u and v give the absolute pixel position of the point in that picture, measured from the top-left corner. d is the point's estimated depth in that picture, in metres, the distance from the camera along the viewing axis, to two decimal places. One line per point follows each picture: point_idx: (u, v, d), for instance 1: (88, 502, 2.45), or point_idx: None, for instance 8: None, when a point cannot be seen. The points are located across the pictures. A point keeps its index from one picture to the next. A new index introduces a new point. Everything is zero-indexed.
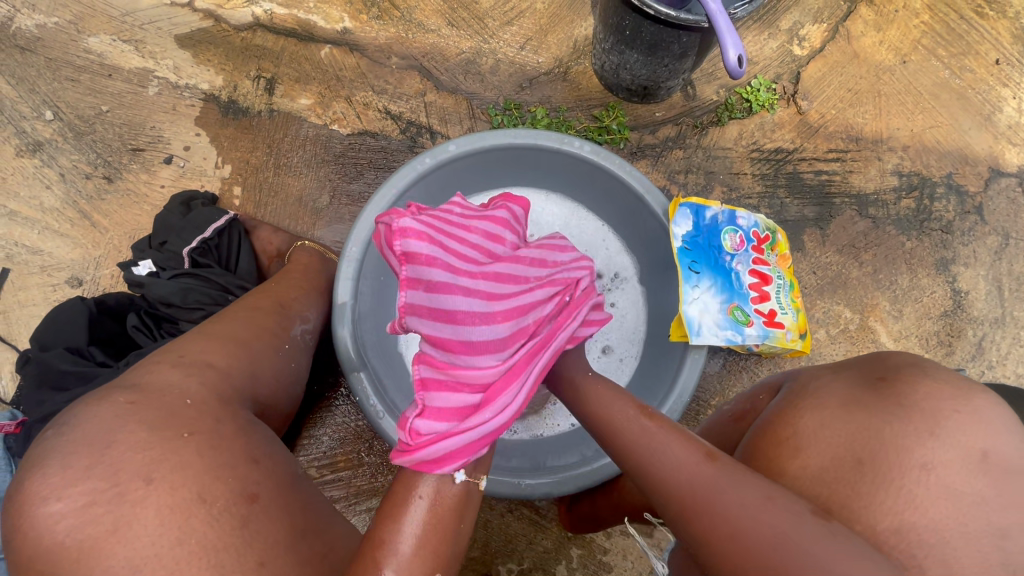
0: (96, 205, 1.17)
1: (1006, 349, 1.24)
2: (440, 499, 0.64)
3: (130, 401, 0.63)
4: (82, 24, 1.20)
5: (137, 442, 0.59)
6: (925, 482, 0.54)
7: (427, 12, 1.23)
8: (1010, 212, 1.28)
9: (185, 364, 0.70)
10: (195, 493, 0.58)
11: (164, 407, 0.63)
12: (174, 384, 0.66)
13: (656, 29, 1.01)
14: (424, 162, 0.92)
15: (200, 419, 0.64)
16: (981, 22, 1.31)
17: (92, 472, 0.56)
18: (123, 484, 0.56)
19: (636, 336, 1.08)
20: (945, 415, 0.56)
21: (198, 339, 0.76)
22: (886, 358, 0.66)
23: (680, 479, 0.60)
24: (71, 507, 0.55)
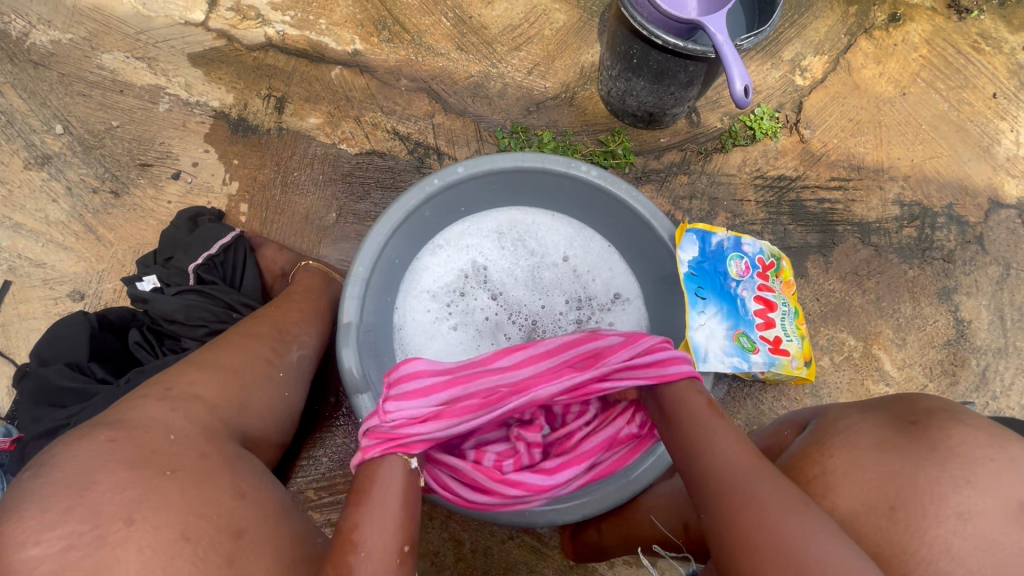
0: (102, 219, 1.17)
1: (1009, 379, 1.23)
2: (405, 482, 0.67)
3: (111, 438, 0.61)
4: (96, 40, 1.22)
5: (118, 482, 0.57)
6: (961, 532, 0.54)
7: (437, 36, 1.25)
8: (1011, 242, 1.29)
9: (171, 398, 0.69)
10: (178, 532, 0.56)
11: (147, 444, 0.62)
12: (159, 419, 0.65)
13: (662, 58, 1.03)
14: (432, 184, 0.93)
15: (183, 455, 0.63)
16: (979, 57, 1.34)
17: (70, 515, 0.54)
18: (103, 526, 0.54)
19: None
20: (980, 463, 0.56)
21: (189, 368, 0.75)
22: (916, 401, 0.66)
23: (717, 458, 0.62)
24: (49, 551, 0.52)
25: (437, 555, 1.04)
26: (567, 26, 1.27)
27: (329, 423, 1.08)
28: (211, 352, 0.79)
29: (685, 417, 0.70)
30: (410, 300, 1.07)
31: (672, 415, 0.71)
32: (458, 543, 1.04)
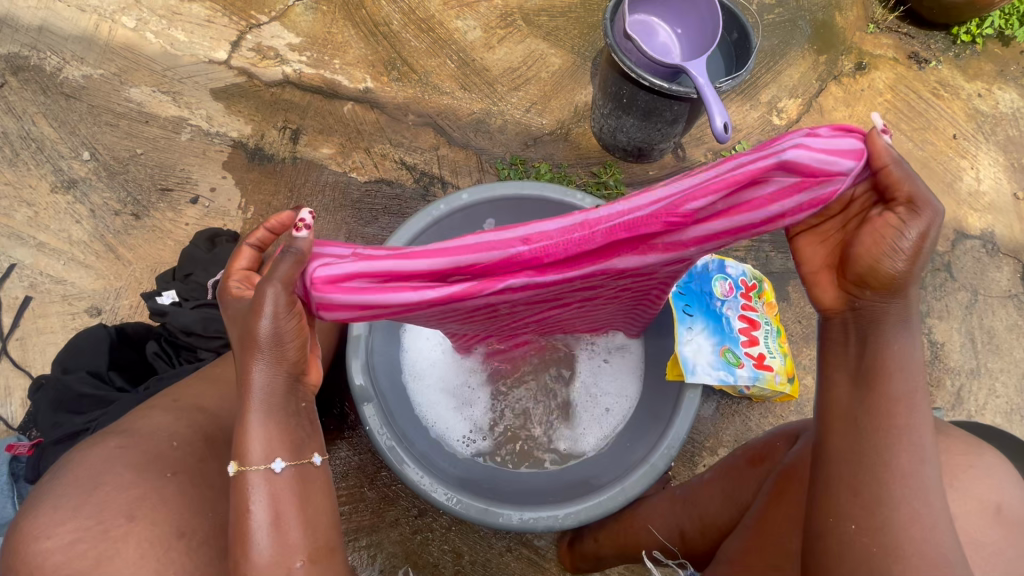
0: (122, 239, 1.23)
1: (982, 399, 1.30)
2: (278, 487, 0.59)
3: (120, 445, 0.69)
4: (125, 75, 1.31)
5: (123, 484, 0.66)
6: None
7: (442, 76, 1.36)
8: (977, 270, 1.38)
9: (178, 409, 0.77)
10: (175, 527, 0.66)
11: (152, 450, 0.70)
12: (163, 427, 0.73)
13: (650, 98, 1.13)
14: (438, 210, 1.01)
15: (183, 459, 0.72)
16: (938, 102, 1.47)
17: (80, 512, 0.63)
18: (106, 522, 0.63)
19: (627, 393, 1.04)
20: (963, 469, 0.60)
21: (198, 382, 0.81)
22: None
23: (896, 473, 0.56)
24: (60, 544, 0.61)
25: (437, 567, 1.06)
26: (561, 70, 1.39)
27: (335, 435, 1.11)
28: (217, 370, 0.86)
29: (895, 423, 0.57)
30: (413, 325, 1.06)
31: (880, 410, 0.58)
32: (456, 556, 1.07)
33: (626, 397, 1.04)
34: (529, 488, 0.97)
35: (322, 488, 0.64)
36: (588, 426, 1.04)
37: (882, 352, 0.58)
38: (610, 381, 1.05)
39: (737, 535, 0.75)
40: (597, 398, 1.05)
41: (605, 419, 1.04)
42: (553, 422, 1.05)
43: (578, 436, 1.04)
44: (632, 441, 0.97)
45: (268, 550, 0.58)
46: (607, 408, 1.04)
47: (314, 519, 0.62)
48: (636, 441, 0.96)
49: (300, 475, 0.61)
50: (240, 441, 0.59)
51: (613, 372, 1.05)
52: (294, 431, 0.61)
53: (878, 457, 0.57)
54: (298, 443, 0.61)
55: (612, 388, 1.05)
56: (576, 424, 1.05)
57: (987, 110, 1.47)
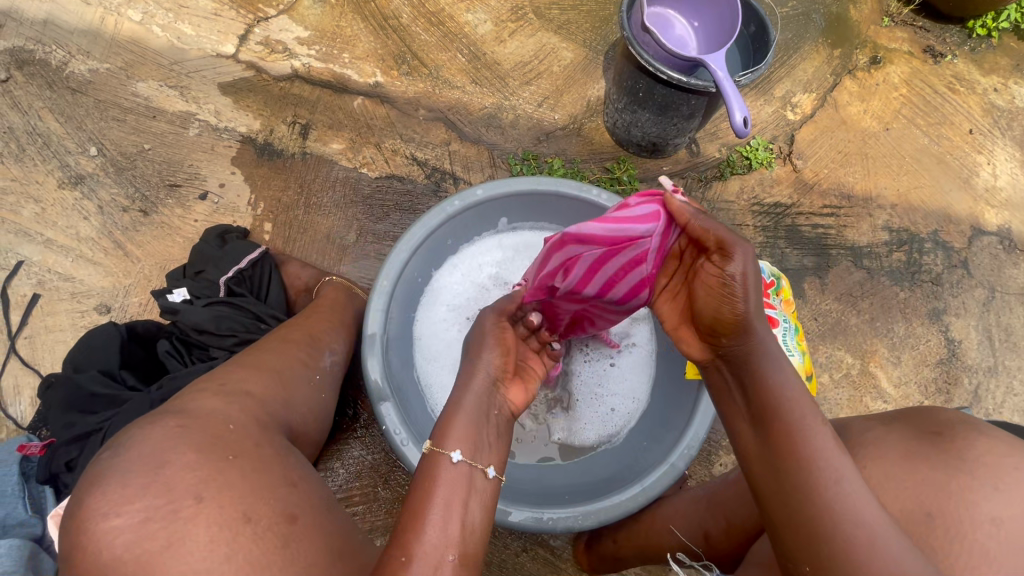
0: (131, 236, 1.21)
1: (1000, 397, 1.29)
2: (455, 483, 0.62)
3: (179, 424, 0.61)
4: (132, 70, 1.29)
5: (188, 463, 0.58)
6: (996, 537, 0.55)
7: (453, 70, 1.34)
8: (994, 266, 1.36)
9: (226, 393, 0.69)
10: (242, 512, 0.57)
11: (209, 430, 0.62)
12: (218, 410, 0.65)
13: (667, 91, 1.11)
14: (452, 205, 0.98)
15: (242, 442, 0.63)
16: (954, 97, 1.45)
17: (148, 489, 0.55)
18: (177, 501, 0.55)
19: (637, 394, 1.04)
20: (1007, 471, 0.58)
21: (240, 369, 0.75)
22: (934, 413, 0.68)
23: (835, 502, 0.54)
24: (130, 523, 0.53)
25: None
26: (574, 64, 1.36)
27: (347, 434, 1.10)
28: (255, 354, 0.81)
29: (796, 451, 0.57)
30: (427, 315, 1.09)
31: (779, 444, 0.59)
32: None
33: (635, 399, 1.04)
34: (538, 487, 0.95)
35: (484, 500, 0.64)
36: (595, 426, 1.03)
37: (767, 391, 0.62)
38: (618, 383, 1.05)
39: (765, 541, 0.71)
40: (606, 399, 1.04)
41: (612, 418, 1.03)
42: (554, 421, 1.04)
43: (584, 435, 1.03)
44: (649, 443, 0.96)
45: (421, 544, 0.57)
46: (613, 409, 1.03)
47: (472, 526, 0.61)
48: (654, 442, 0.95)
49: (469, 477, 0.63)
50: (437, 430, 0.66)
51: (621, 374, 1.05)
52: (476, 436, 0.67)
53: (807, 492, 0.55)
54: (475, 446, 0.66)
55: (620, 389, 1.05)
56: (581, 424, 1.03)
57: (1003, 105, 1.45)
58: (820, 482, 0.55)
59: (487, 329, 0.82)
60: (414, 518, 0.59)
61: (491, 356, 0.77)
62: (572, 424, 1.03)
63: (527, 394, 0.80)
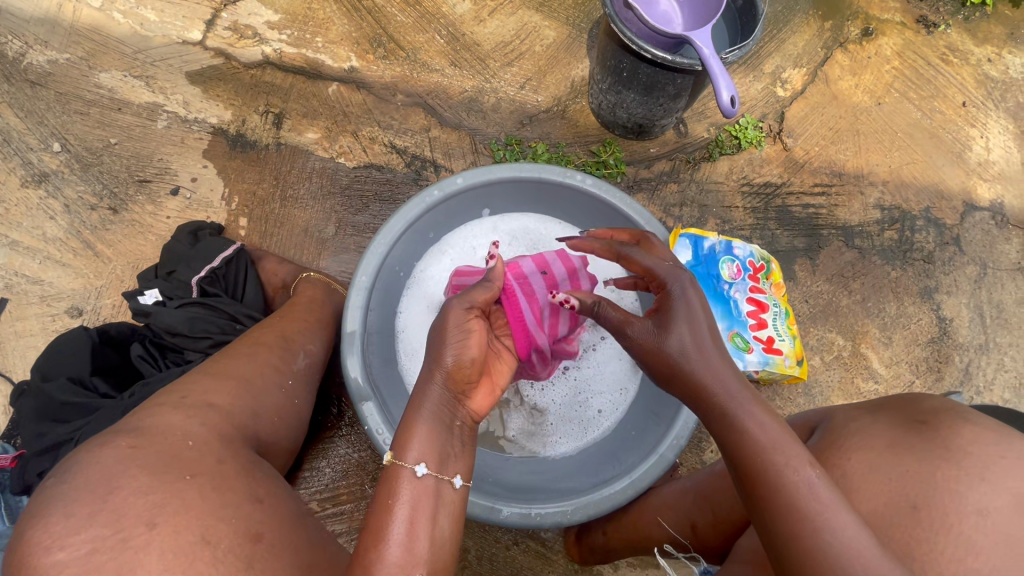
0: (100, 235, 1.18)
1: (991, 374, 1.28)
2: (419, 496, 0.60)
3: (132, 445, 0.60)
4: (94, 60, 1.23)
5: (140, 487, 0.56)
6: (983, 529, 0.53)
7: (431, 52, 1.29)
8: (986, 243, 1.34)
9: (187, 406, 0.68)
10: (198, 535, 0.55)
11: (166, 450, 0.60)
12: (176, 427, 0.64)
13: (651, 71, 1.07)
14: (432, 195, 0.95)
15: (201, 460, 0.62)
16: (947, 68, 1.41)
17: (96, 519, 0.53)
18: (126, 530, 0.53)
19: (620, 395, 1.02)
20: (993, 460, 0.56)
21: (204, 379, 0.74)
22: (920, 401, 0.67)
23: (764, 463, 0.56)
24: (74, 556, 0.51)
25: None
26: (556, 43, 1.31)
27: (333, 433, 1.10)
28: (221, 362, 0.79)
29: (784, 504, 0.53)
30: (412, 305, 1.06)
31: (762, 494, 0.55)
32: (463, 552, 1.05)
33: (618, 398, 1.02)
34: (525, 482, 0.94)
35: (452, 511, 0.62)
36: (570, 431, 1.01)
37: (741, 435, 0.58)
38: (597, 386, 1.03)
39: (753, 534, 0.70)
40: (588, 396, 1.03)
41: (595, 416, 1.01)
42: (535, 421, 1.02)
43: (562, 435, 1.01)
44: (637, 434, 0.95)
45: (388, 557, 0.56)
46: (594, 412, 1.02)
47: (441, 537, 0.59)
48: (641, 436, 0.93)
49: (435, 489, 0.61)
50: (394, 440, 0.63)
51: (599, 376, 1.03)
52: (441, 445, 0.64)
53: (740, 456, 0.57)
54: (441, 457, 0.63)
55: (604, 386, 1.03)
56: (561, 424, 1.01)
57: (997, 75, 1.41)
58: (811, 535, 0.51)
59: (449, 325, 0.71)
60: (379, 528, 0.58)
61: (454, 353, 0.68)
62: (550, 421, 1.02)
63: (494, 395, 0.74)
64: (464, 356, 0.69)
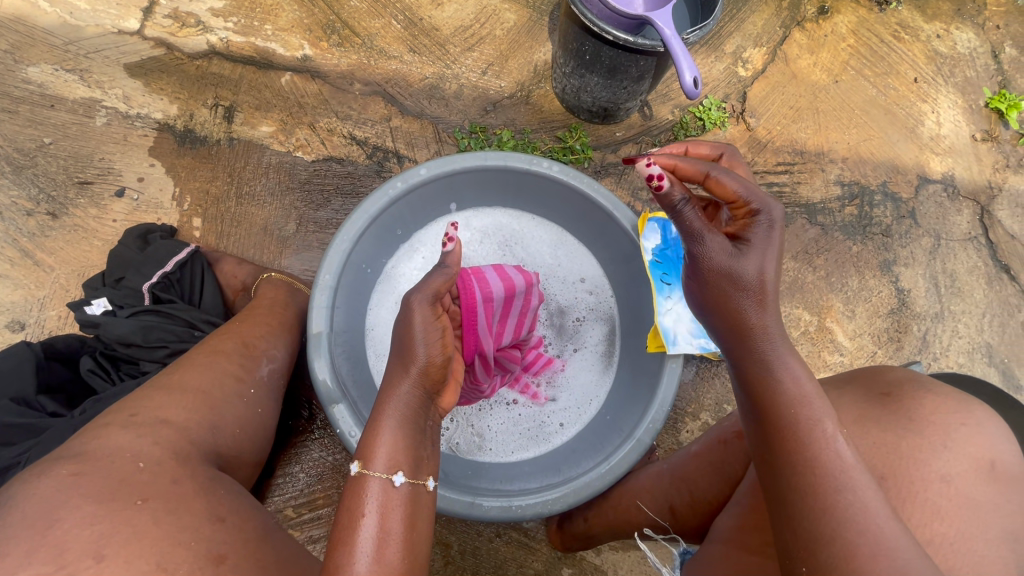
0: (39, 242, 1.11)
1: (947, 341, 1.33)
2: (391, 504, 0.59)
3: (74, 472, 0.57)
4: (20, 53, 1.15)
5: (84, 517, 0.53)
6: (947, 495, 0.55)
7: (388, 38, 1.24)
8: (939, 215, 1.39)
9: (137, 425, 0.65)
10: (153, 563, 0.53)
11: (114, 475, 0.58)
12: (124, 448, 0.61)
13: (614, 53, 1.05)
14: (394, 187, 0.91)
15: (154, 483, 0.59)
16: (900, 45, 1.44)
17: (35, 556, 0.50)
18: (71, 565, 0.50)
19: (583, 403, 1.04)
20: (953, 428, 0.58)
21: (155, 394, 0.70)
22: (884, 373, 0.68)
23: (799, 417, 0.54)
24: None
25: None
26: (518, 26, 1.28)
27: (306, 437, 1.07)
28: (175, 375, 0.75)
29: (809, 461, 0.53)
30: (382, 303, 1.05)
31: (787, 448, 0.54)
32: (445, 547, 1.05)
33: (592, 397, 1.04)
34: (501, 479, 0.93)
35: (425, 516, 0.62)
36: (528, 441, 1.01)
37: (775, 389, 0.56)
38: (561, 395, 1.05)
39: (729, 512, 0.71)
40: (548, 409, 1.04)
41: (557, 430, 1.02)
42: (499, 430, 1.02)
43: (519, 447, 1.01)
44: (611, 424, 0.95)
45: (367, 564, 0.54)
46: (557, 420, 1.03)
47: (416, 544, 0.59)
48: (614, 426, 0.94)
49: (413, 495, 0.61)
50: (367, 444, 0.62)
51: (563, 385, 1.05)
52: (413, 451, 0.63)
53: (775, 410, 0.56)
54: (416, 462, 0.63)
55: (571, 399, 1.04)
56: (516, 440, 1.02)
57: (946, 51, 1.45)
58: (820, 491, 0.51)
59: (416, 321, 0.69)
60: (358, 533, 0.56)
61: (427, 349, 0.67)
62: (495, 441, 1.02)
63: (458, 393, 0.75)
64: (434, 349, 0.68)
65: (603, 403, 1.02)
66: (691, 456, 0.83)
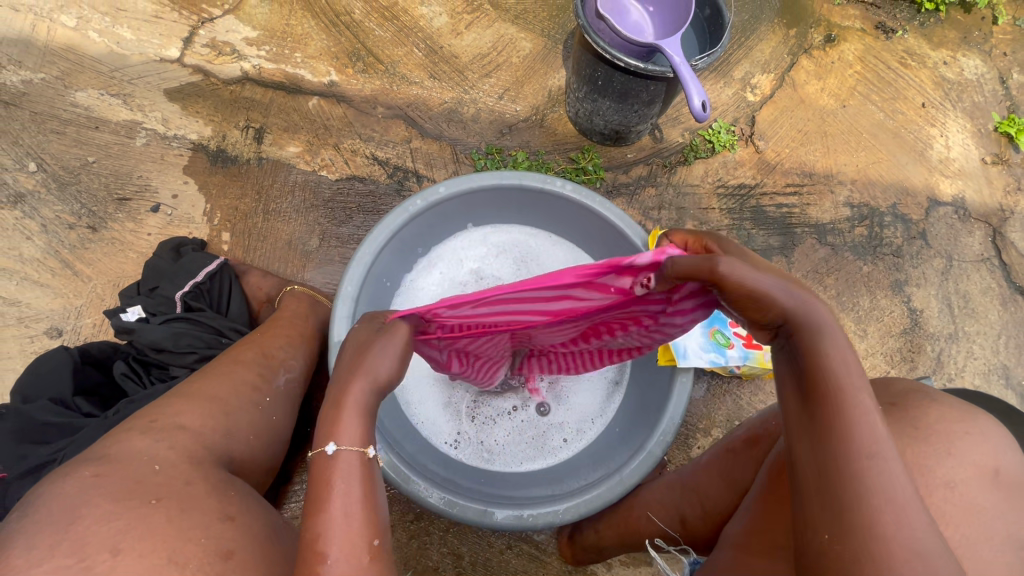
0: (79, 254, 1.17)
1: (962, 362, 1.33)
2: (348, 466, 0.53)
3: (96, 473, 0.61)
4: (69, 79, 1.23)
5: (103, 514, 0.57)
6: (951, 500, 0.55)
7: (410, 66, 1.31)
8: (951, 236, 1.40)
9: (156, 430, 0.69)
10: (165, 557, 0.56)
11: (131, 476, 0.62)
12: (143, 452, 0.65)
13: (625, 79, 1.10)
14: (415, 205, 0.95)
15: (168, 484, 0.63)
16: (907, 72, 1.48)
17: (56, 550, 0.54)
18: (89, 559, 0.54)
19: (593, 417, 1.04)
20: (957, 436, 0.59)
21: (178, 401, 0.74)
22: (890, 384, 0.68)
23: (844, 376, 0.50)
24: None
25: (437, 571, 1.05)
26: (533, 54, 1.34)
27: None
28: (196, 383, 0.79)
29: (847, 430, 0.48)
30: None
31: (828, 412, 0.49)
32: (457, 559, 1.06)
33: (602, 413, 1.04)
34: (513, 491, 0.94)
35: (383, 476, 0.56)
36: (532, 454, 1.02)
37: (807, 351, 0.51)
38: (570, 410, 1.04)
39: (737, 518, 0.72)
40: (555, 422, 1.04)
41: (560, 445, 1.02)
42: (508, 443, 1.02)
43: (527, 460, 1.02)
44: (621, 440, 0.96)
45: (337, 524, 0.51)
46: (564, 433, 1.03)
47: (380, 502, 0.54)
48: (625, 440, 0.95)
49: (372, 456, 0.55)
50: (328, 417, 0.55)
51: (573, 400, 1.05)
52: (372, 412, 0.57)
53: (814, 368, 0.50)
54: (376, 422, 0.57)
55: (572, 415, 1.04)
56: (525, 453, 1.02)
57: (953, 77, 1.48)
58: (838, 437, 0.48)
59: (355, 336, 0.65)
60: (334, 498, 0.52)
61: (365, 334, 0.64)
62: (502, 452, 1.02)
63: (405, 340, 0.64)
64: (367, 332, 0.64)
65: (614, 419, 1.03)
66: (703, 469, 0.83)
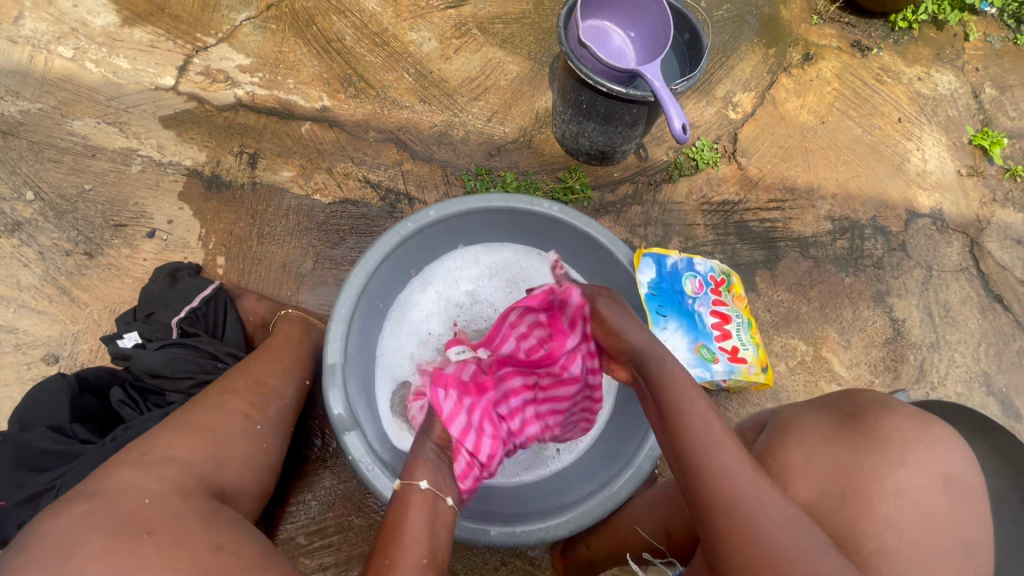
0: (75, 280, 1.19)
1: (943, 370, 1.36)
2: None
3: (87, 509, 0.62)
4: (66, 108, 1.26)
5: (94, 549, 0.58)
6: (903, 508, 0.58)
7: (401, 90, 1.34)
8: (930, 246, 1.44)
9: (147, 463, 0.70)
10: None
11: (122, 510, 0.62)
12: (135, 485, 0.66)
13: (608, 103, 1.14)
14: (406, 227, 0.97)
15: (158, 517, 0.63)
16: (883, 88, 1.53)
17: None
18: None
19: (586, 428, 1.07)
20: (911, 445, 0.61)
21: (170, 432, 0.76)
22: (853, 395, 0.71)
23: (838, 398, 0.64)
24: None
25: None
26: (520, 77, 1.38)
27: (318, 466, 1.11)
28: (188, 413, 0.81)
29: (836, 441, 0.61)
30: (396, 334, 1.12)
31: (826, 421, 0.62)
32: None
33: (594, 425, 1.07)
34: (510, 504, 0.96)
35: None
36: (526, 464, 1.05)
37: None
38: None
39: None
40: None
41: (555, 455, 1.06)
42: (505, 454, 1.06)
43: (522, 471, 1.05)
44: (611, 453, 0.99)
45: None
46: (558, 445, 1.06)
47: None
48: (614, 453, 0.97)
49: None
50: None
51: None
52: None
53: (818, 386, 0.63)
54: None
55: None
56: (521, 464, 1.05)
57: (927, 93, 1.53)
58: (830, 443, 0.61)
59: None
60: None
61: None
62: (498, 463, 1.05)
63: None
64: None
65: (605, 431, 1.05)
66: None
